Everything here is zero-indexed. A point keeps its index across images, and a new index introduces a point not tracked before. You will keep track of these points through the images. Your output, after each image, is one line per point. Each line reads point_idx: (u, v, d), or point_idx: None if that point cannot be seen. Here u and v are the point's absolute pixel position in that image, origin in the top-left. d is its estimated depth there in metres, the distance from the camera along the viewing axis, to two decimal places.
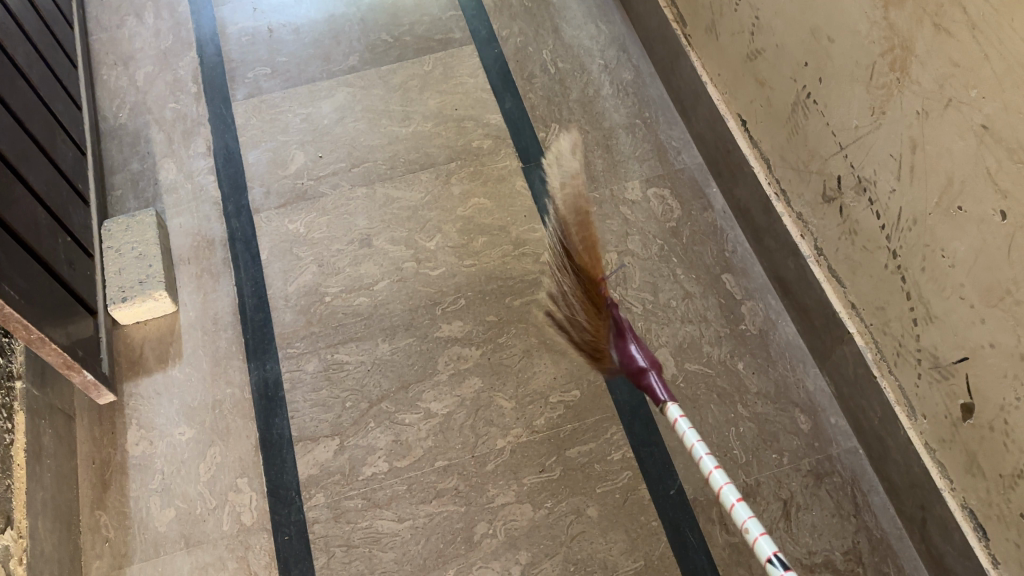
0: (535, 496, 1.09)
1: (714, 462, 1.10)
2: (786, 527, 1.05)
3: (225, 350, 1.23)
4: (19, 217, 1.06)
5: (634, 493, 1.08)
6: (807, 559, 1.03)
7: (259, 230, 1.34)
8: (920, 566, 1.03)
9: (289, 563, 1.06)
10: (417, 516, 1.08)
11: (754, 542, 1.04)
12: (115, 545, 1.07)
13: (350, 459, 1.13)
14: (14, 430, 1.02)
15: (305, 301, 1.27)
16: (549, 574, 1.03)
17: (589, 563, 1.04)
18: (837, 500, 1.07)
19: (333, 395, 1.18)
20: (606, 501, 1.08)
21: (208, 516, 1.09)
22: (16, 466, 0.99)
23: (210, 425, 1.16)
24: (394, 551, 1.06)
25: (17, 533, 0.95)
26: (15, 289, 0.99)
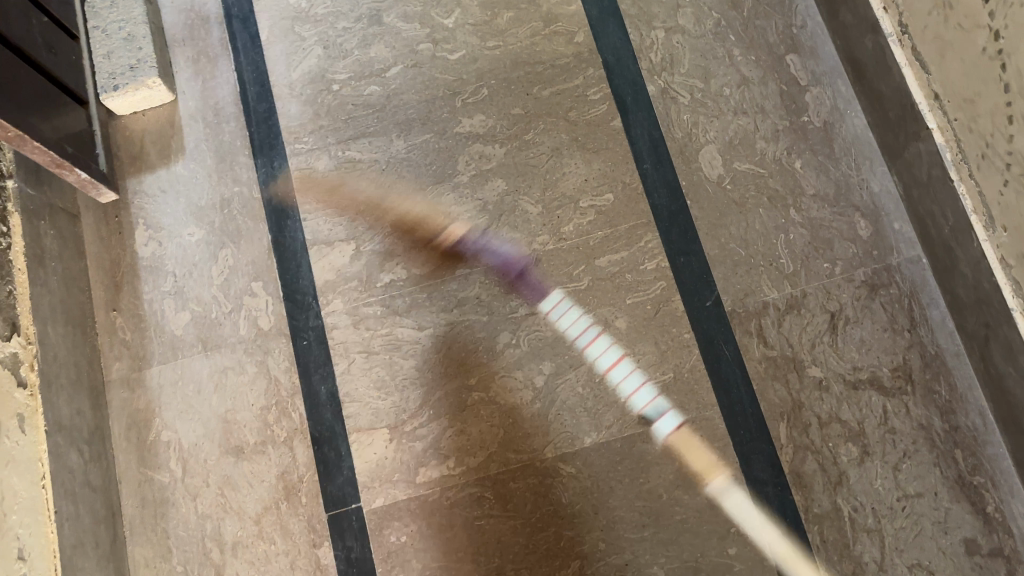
0: (561, 307, 1.02)
1: (758, 272, 1.01)
2: (831, 342, 0.98)
3: (230, 144, 1.13)
4: None
5: (667, 305, 1.01)
6: (851, 376, 0.96)
7: (257, 4, 1.18)
8: (975, 384, 0.95)
9: (309, 369, 1.03)
10: (438, 324, 1.04)
11: (794, 357, 0.97)
12: (133, 347, 1.06)
13: (366, 266, 1.07)
14: (10, 233, 0.97)
15: (311, 91, 1.14)
16: (573, 386, 0.99)
17: (616, 376, 0.99)
18: (893, 315, 0.98)
19: (347, 197, 1.10)
20: (637, 313, 1.01)
21: (224, 320, 1.06)
22: (17, 272, 0.95)
23: (220, 226, 1.10)
24: (415, 359, 1.03)
25: (25, 341, 0.93)
26: None
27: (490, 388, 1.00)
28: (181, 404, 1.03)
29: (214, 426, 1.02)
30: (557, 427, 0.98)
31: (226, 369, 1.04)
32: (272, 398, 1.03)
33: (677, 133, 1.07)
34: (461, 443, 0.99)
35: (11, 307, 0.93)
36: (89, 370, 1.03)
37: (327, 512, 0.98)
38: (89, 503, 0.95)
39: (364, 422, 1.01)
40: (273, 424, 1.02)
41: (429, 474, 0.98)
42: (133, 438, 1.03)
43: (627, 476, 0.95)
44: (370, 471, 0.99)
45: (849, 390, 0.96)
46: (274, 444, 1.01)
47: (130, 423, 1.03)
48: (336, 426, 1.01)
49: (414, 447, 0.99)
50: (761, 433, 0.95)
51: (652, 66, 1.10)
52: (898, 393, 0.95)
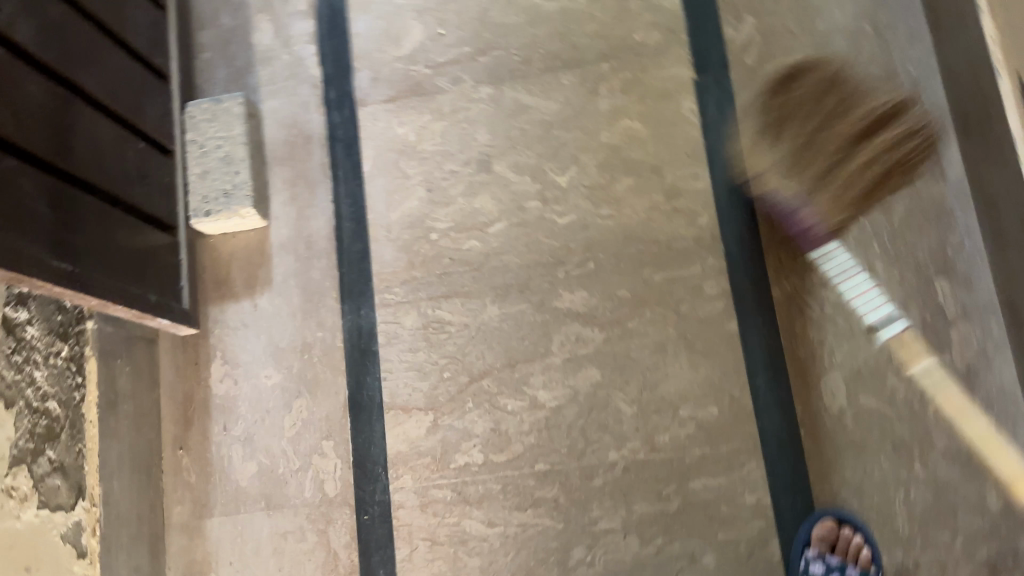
0: (645, 529, 0.95)
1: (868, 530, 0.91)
2: None
3: (318, 282, 1.08)
4: (84, 157, 0.87)
5: (761, 548, 0.93)
6: None
7: (363, 130, 1.12)
8: None
9: (370, 548, 0.99)
10: (509, 523, 0.97)
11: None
12: (197, 491, 1.03)
13: (442, 442, 1.01)
14: (85, 382, 0.93)
15: (408, 236, 1.08)
16: None
17: None
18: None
19: (431, 362, 1.03)
20: (726, 552, 0.93)
21: (290, 478, 1.02)
22: (88, 426, 0.92)
23: (298, 372, 1.05)
24: (480, 558, 0.97)
25: (89, 503, 0.90)
26: (77, 261, 0.83)
27: None
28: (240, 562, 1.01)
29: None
30: None
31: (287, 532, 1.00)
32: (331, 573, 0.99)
33: (799, 350, 0.97)
34: None
35: (79, 469, 0.91)
36: (149, 517, 1.01)
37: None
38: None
39: None
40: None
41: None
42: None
43: None
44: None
45: None
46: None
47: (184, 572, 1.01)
48: None
49: None
50: None
51: (780, 266, 0.99)
52: None
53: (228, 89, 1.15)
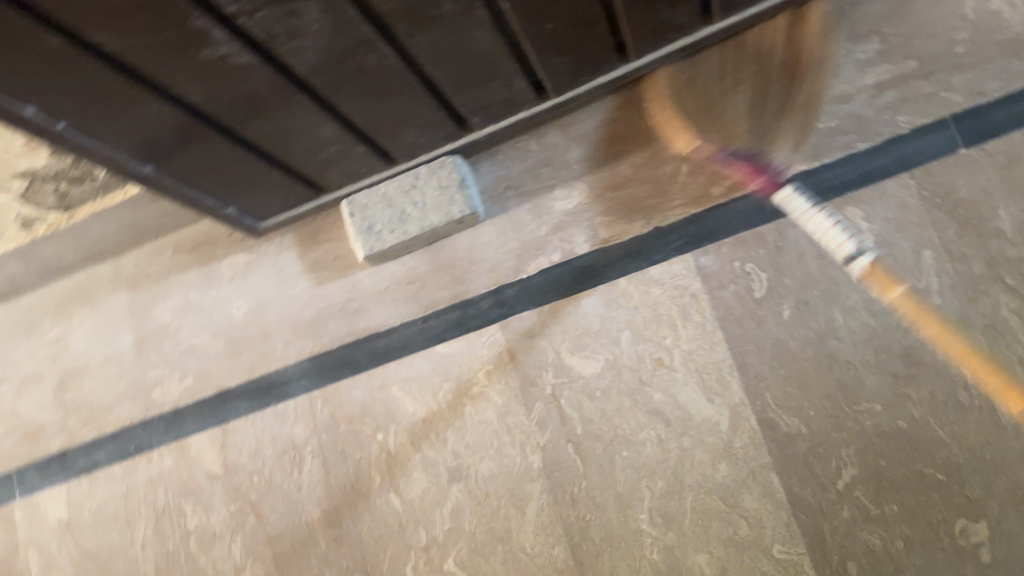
0: None
1: None
2: None
3: (322, 330, 1.14)
4: (270, 133, 0.92)
5: None
6: None
7: (477, 335, 1.08)
8: None
9: (119, 438, 1.18)
10: (143, 565, 1.13)
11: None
12: (144, 276, 1.21)
13: (197, 483, 1.12)
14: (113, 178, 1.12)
15: (377, 407, 1.09)
16: None
17: None
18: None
19: (261, 461, 1.11)
20: None
21: (162, 351, 1.18)
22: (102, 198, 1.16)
23: (243, 332, 1.16)
24: (117, 540, 1.15)
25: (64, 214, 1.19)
26: (175, 172, 0.93)
27: None
28: (82, 339, 1.22)
29: (46, 381, 1.23)
30: None
31: (106, 371, 1.20)
32: (78, 411, 1.21)
33: None
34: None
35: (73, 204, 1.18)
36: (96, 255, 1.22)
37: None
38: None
39: (75, 498, 1.18)
40: (53, 418, 1.22)
41: (10, 562, 1.18)
42: (56, 301, 1.24)
43: None
44: (23, 514, 1.20)
45: None
46: (39, 425, 1.23)
47: (59, 300, 1.24)
48: (78, 464, 1.19)
49: (53, 541, 1.18)
50: None
51: None
52: None
53: (499, 181, 1.10)
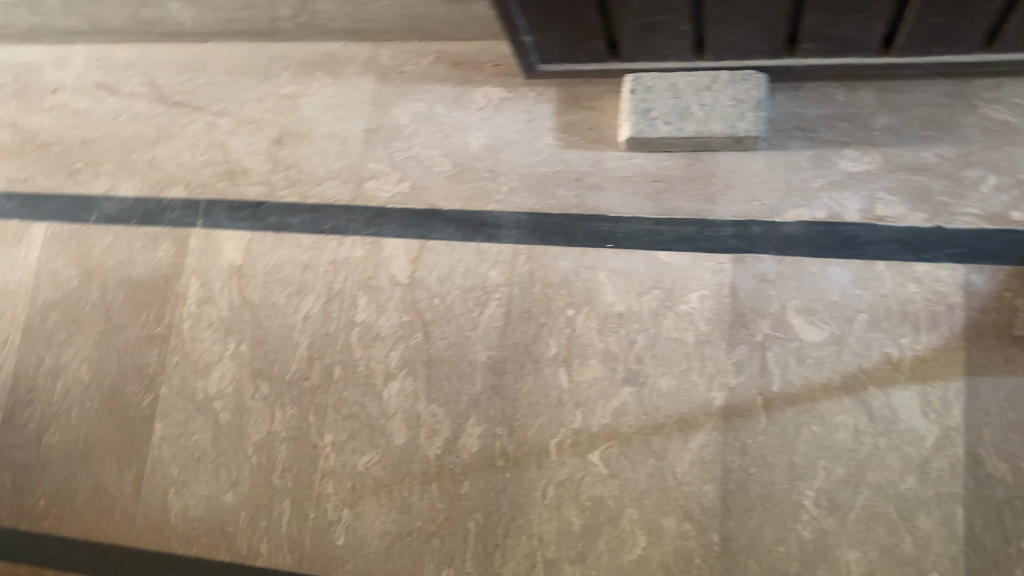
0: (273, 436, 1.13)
1: None
2: None
3: (550, 192, 1.11)
4: None
5: (217, 529, 1.11)
6: None
7: (706, 258, 1.04)
8: None
9: (317, 213, 1.20)
10: (300, 335, 1.16)
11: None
12: (399, 73, 1.21)
13: (381, 283, 1.15)
14: None
15: (578, 285, 1.07)
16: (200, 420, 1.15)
17: (189, 461, 1.14)
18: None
19: (449, 289, 1.12)
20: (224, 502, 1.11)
21: (390, 150, 1.19)
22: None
23: (473, 162, 1.15)
24: (282, 303, 1.18)
25: None
26: None
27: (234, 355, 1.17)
28: (315, 106, 1.23)
29: (266, 131, 1.24)
30: (180, 396, 1.17)
31: (327, 146, 1.21)
32: (288, 170, 1.22)
33: None
34: (202, 323, 1.19)
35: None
36: (359, 33, 1.22)
37: (185, 195, 1.24)
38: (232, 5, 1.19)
39: (253, 248, 1.21)
40: (260, 166, 1.23)
41: (174, 282, 1.21)
42: (306, 63, 1.25)
43: (117, 429, 1.18)
44: (200, 243, 1.22)
45: None
46: (244, 168, 1.23)
47: (307, 63, 1.25)
48: (266, 219, 1.21)
49: (218, 278, 1.20)
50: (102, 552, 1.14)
51: None
52: None
53: (789, 119, 1.05)
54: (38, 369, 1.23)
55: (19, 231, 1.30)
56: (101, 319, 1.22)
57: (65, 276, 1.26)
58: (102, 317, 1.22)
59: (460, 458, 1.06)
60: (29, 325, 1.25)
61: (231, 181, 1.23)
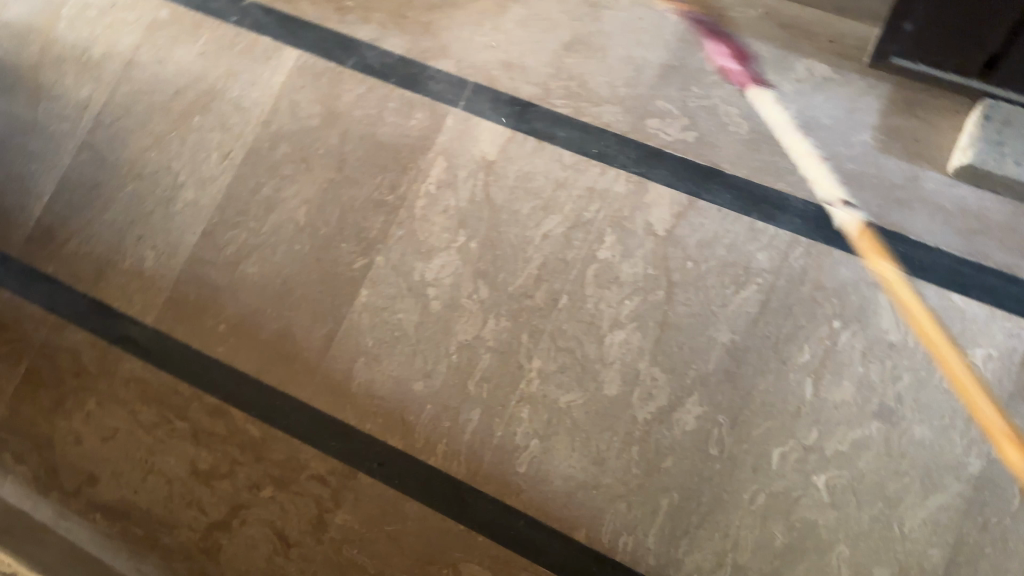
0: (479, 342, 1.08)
1: (369, 503, 1.05)
2: (273, 492, 1.07)
3: (851, 193, 1.04)
4: None
5: (400, 413, 1.08)
6: (245, 487, 1.08)
7: (1004, 319, 0.98)
8: (171, 563, 1.08)
9: (587, 132, 1.13)
10: (534, 250, 1.10)
11: (274, 479, 1.08)
12: (719, 17, 1.12)
13: (636, 224, 1.08)
14: None
15: (853, 300, 1.01)
16: (408, 300, 1.12)
17: (389, 334, 1.11)
18: (219, 557, 1.07)
19: (708, 255, 1.05)
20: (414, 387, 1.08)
21: (687, 94, 1.11)
22: None
23: (775, 135, 1.07)
24: (525, 211, 1.12)
25: None
26: None
27: (460, 246, 1.12)
28: (617, 23, 1.15)
29: (558, 33, 1.17)
30: (396, 268, 1.13)
31: (620, 68, 1.14)
32: (568, 80, 1.15)
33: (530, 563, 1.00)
34: (437, 206, 1.15)
35: None
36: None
37: (454, 71, 1.19)
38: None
39: (510, 146, 1.15)
40: (541, 68, 1.17)
41: (419, 155, 1.17)
42: None
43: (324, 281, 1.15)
44: (457, 126, 1.17)
45: (242, 482, 1.08)
46: (524, 64, 1.17)
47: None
48: (532, 122, 1.15)
49: (466, 166, 1.16)
50: (271, 397, 1.11)
51: None
52: (210, 513, 1.08)
53: None
54: (254, 196, 1.19)
55: (270, 50, 1.24)
56: (332, 167, 1.19)
57: (305, 112, 1.21)
58: (335, 165, 1.19)
59: (670, 431, 1.00)
60: (255, 148, 1.21)
61: (507, 73, 1.17)
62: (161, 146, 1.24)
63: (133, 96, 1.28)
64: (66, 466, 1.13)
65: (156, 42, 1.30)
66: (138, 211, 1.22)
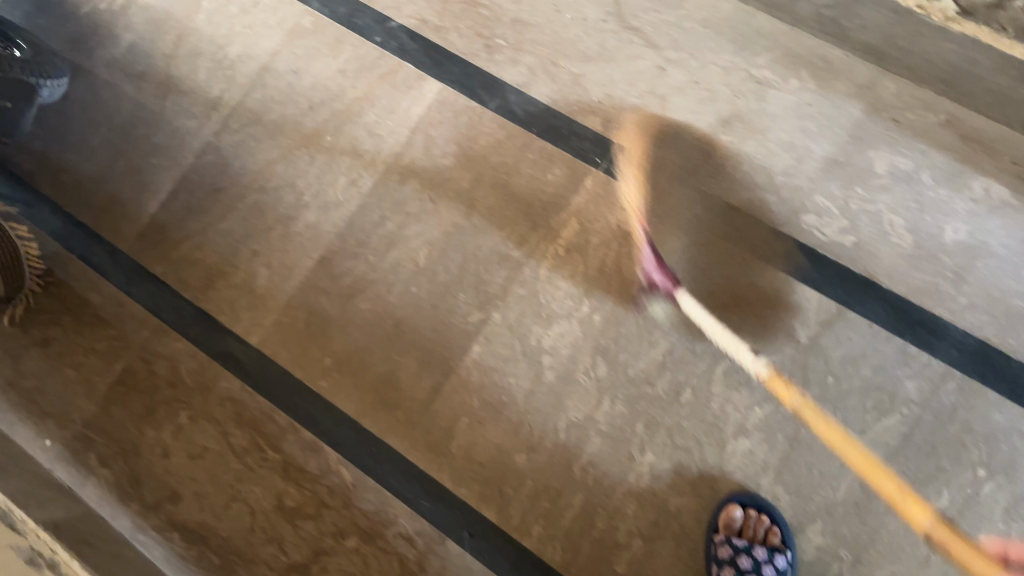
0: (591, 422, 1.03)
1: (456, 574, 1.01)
2: (358, 544, 1.04)
3: (1017, 332, 0.96)
4: None
5: (498, 483, 1.03)
6: (329, 534, 1.05)
7: None
8: None
9: (733, 219, 1.07)
10: (662, 335, 1.04)
11: (359, 530, 1.04)
12: (896, 118, 1.05)
13: (775, 326, 1.02)
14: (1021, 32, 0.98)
15: (1002, 449, 0.94)
16: (521, 364, 1.07)
17: (495, 399, 1.06)
18: None
19: (850, 373, 0.98)
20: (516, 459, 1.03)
21: (849, 194, 1.04)
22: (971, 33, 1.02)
23: (940, 255, 0.99)
24: (656, 292, 1.06)
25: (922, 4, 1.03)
26: None
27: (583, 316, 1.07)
28: (782, 106, 1.08)
29: (717, 106, 1.11)
30: (512, 329, 1.09)
31: (778, 155, 1.07)
32: (721, 159, 1.09)
33: None
34: (564, 269, 1.10)
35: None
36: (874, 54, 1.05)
37: (600, 129, 1.14)
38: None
39: (649, 218, 1.09)
40: (694, 140, 1.11)
41: (551, 213, 1.13)
42: (794, 55, 1.09)
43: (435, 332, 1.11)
44: (595, 188, 1.12)
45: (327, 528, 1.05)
46: (675, 133, 1.11)
47: (794, 56, 1.09)
48: (676, 197, 1.09)
49: (599, 233, 1.11)
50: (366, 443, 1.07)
51: None
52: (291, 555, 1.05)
53: None
54: (376, 229, 1.17)
55: (412, 80, 1.21)
56: (461, 212, 1.15)
57: (439, 151, 1.18)
58: (463, 210, 1.15)
59: (774, 549, 0.95)
60: (384, 179, 1.18)
61: (657, 139, 1.11)
62: (288, 161, 1.21)
63: (264, 103, 1.25)
64: (149, 479, 1.11)
65: (295, 51, 1.26)
66: (255, 225, 1.19)
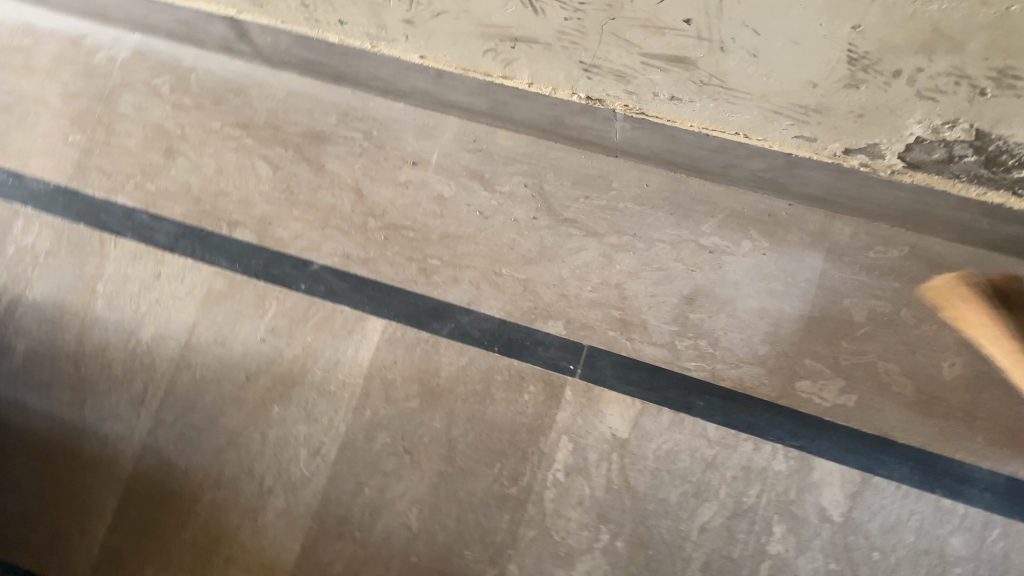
0: None
1: None
2: None
3: None
4: None
5: None
6: None
7: None
8: None
9: (729, 401, 1.01)
10: (693, 546, 0.98)
11: None
12: (858, 260, 1.02)
13: (806, 509, 0.96)
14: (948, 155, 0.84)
15: None
16: None
17: None
18: None
19: (895, 543, 0.94)
20: None
21: (837, 349, 1.00)
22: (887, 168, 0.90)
23: (945, 395, 0.97)
24: (672, 500, 0.99)
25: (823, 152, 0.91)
26: None
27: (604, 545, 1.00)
28: (743, 271, 1.04)
29: (677, 285, 1.06)
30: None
31: (754, 323, 1.03)
32: (698, 338, 1.04)
33: None
34: (569, 497, 1.02)
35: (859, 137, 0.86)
36: (821, 201, 1.02)
37: (564, 334, 1.07)
38: (696, 143, 0.99)
39: (642, 420, 1.03)
40: (665, 324, 1.05)
41: (539, 438, 1.04)
42: (739, 215, 1.06)
43: None
44: (578, 398, 1.05)
45: None
46: (643, 321, 1.06)
47: (738, 217, 1.06)
48: (663, 390, 1.03)
49: (595, 447, 1.03)
50: None
51: None
52: None
53: None
54: (355, 499, 1.06)
55: (352, 323, 1.12)
56: (442, 458, 1.06)
57: (401, 393, 1.09)
58: (444, 455, 1.06)
59: None
60: (349, 440, 1.08)
61: (626, 333, 1.06)
62: (239, 445, 1.10)
63: (196, 385, 1.13)
64: None
65: (214, 319, 1.15)
66: (222, 527, 1.08)
